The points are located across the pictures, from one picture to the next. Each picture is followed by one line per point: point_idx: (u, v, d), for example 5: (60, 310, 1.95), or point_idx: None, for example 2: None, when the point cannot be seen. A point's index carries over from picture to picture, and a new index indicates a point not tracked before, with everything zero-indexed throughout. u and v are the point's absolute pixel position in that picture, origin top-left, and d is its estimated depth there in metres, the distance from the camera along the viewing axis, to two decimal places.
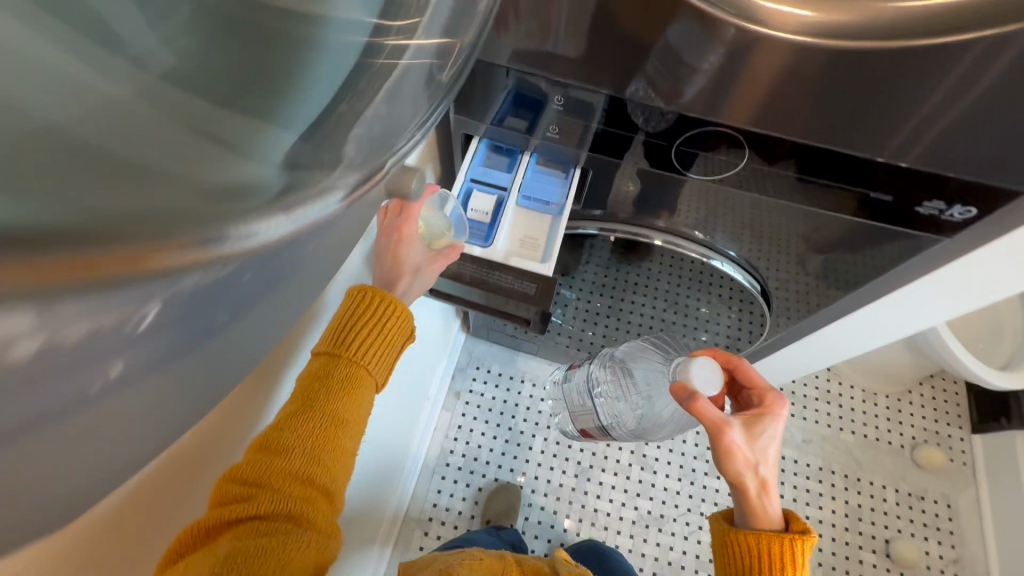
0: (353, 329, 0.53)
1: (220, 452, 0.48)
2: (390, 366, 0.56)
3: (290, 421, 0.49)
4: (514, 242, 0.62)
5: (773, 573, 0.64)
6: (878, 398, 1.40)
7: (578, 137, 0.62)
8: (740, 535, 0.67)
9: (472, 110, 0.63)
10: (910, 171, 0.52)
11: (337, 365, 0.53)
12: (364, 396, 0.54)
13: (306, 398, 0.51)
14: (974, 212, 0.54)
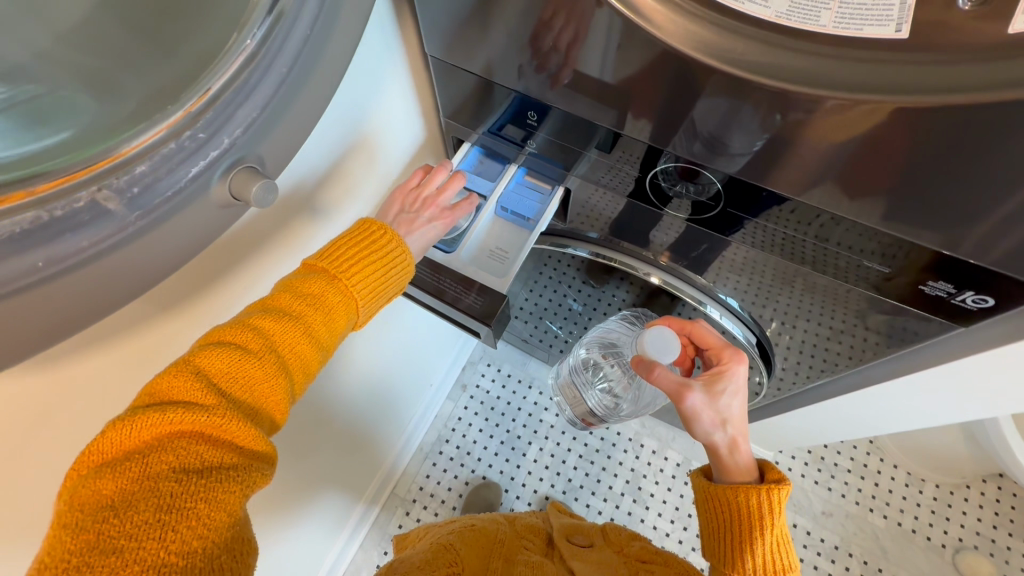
0: (341, 250, 0.52)
1: (144, 360, 0.44)
2: (375, 301, 0.54)
3: (260, 325, 0.46)
4: (485, 250, 0.64)
5: (751, 530, 0.55)
6: (925, 486, 1.23)
7: (615, 180, 0.59)
8: (715, 486, 0.58)
9: (462, 117, 0.63)
10: (915, 249, 0.46)
11: (330, 284, 0.50)
12: (343, 324, 0.51)
13: (290, 304, 0.48)
14: (992, 302, 0.47)
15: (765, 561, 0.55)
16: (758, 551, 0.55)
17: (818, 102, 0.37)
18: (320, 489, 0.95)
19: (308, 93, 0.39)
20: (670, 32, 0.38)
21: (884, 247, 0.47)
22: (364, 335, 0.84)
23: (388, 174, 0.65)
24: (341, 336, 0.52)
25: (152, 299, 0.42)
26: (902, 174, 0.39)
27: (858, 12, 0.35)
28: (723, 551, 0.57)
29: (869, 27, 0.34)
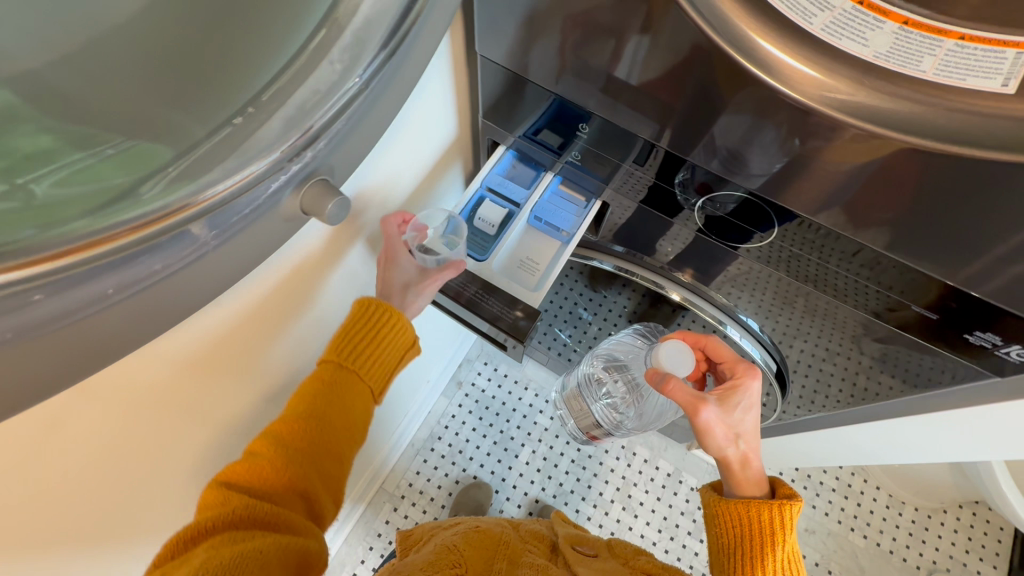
0: (346, 335, 0.57)
1: (164, 413, 0.44)
2: (383, 375, 0.60)
3: (279, 428, 0.54)
4: (513, 261, 0.62)
5: (762, 547, 0.56)
6: (905, 509, 1.26)
7: (630, 185, 0.57)
8: (729, 502, 0.58)
9: (501, 119, 0.60)
10: (972, 301, 0.43)
11: (337, 373, 0.56)
12: (356, 407, 0.57)
13: (300, 402, 0.55)
14: None
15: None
16: (770, 567, 0.55)
17: (924, 159, 0.34)
18: None
19: (371, 102, 0.36)
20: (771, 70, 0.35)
21: (932, 295, 0.46)
22: None
23: (418, 172, 0.62)
24: (362, 420, 0.58)
25: (176, 360, 0.41)
26: (992, 241, 0.37)
27: (964, 62, 0.32)
28: (734, 566, 0.57)
29: (973, 79, 0.32)
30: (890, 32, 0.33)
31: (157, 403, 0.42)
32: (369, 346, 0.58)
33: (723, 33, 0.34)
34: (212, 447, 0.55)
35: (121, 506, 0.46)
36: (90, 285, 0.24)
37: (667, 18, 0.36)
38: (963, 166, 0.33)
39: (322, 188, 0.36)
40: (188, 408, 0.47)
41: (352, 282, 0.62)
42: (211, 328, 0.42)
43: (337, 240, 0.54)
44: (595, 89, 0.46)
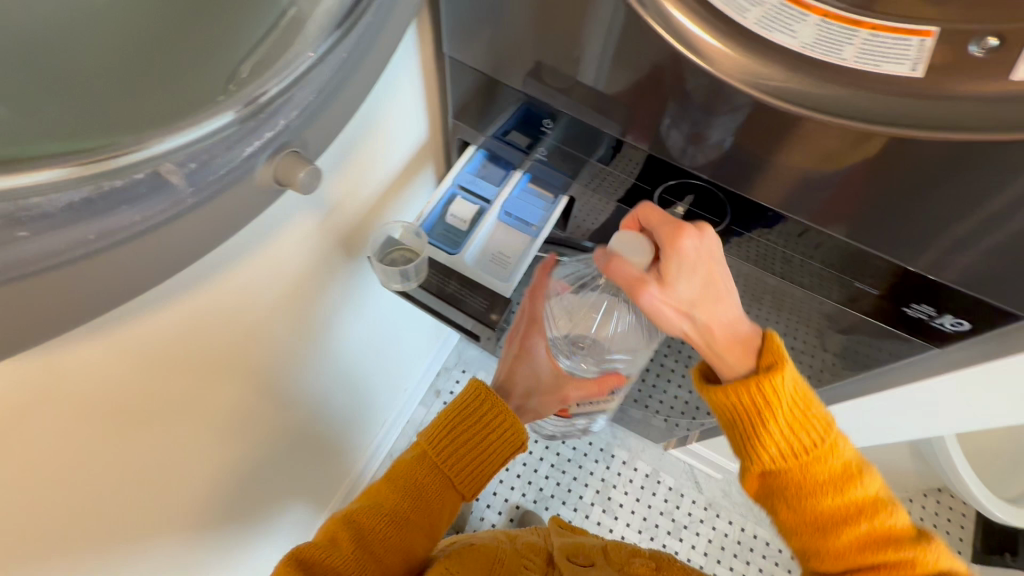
0: (455, 431, 0.58)
1: (138, 408, 0.47)
2: (485, 475, 0.58)
3: (354, 516, 0.53)
4: (484, 255, 0.63)
5: (760, 418, 0.46)
6: None
7: (605, 185, 0.60)
8: (711, 386, 0.49)
9: (470, 119, 0.63)
10: (906, 272, 0.46)
11: (429, 470, 0.56)
12: (442, 501, 0.56)
13: (389, 495, 0.55)
14: (967, 326, 0.48)
15: (789, 442, 0.46)
16: (778, 434, 0.46)
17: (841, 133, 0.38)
18: (287, 495, 0.91)
19: (341, 91, 0.38)
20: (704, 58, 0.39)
21: (873, 270, 0.49)
22: (351, 336, 0.82)
23: (392, 170, 0.64)
24: (444, 513, 0.56)
25: (149, 360, 0.46)
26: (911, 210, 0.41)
27: (878, 49, 0.35)
28: (741, 450, 0.48)
29: (887, 65, 0.35)
30: (813, 24, 0.36)
31: (124, 366, 0.44)
32: (473, 441, 0.58)
33: (657, 21, 0.39)
34: (193, 442, 0.58)
35: (82, 486, 0.46)
36: (63, 229, 0.27)
37: (607, 9, 0.40)
38: (870, 138, 0.37)
39: (291, 160, 0.36)
40: (163, 409, 0.51)
41: (323, 279, 0.64)
42: (180, 327, 0.47)
43: (310, 234, 0.57)
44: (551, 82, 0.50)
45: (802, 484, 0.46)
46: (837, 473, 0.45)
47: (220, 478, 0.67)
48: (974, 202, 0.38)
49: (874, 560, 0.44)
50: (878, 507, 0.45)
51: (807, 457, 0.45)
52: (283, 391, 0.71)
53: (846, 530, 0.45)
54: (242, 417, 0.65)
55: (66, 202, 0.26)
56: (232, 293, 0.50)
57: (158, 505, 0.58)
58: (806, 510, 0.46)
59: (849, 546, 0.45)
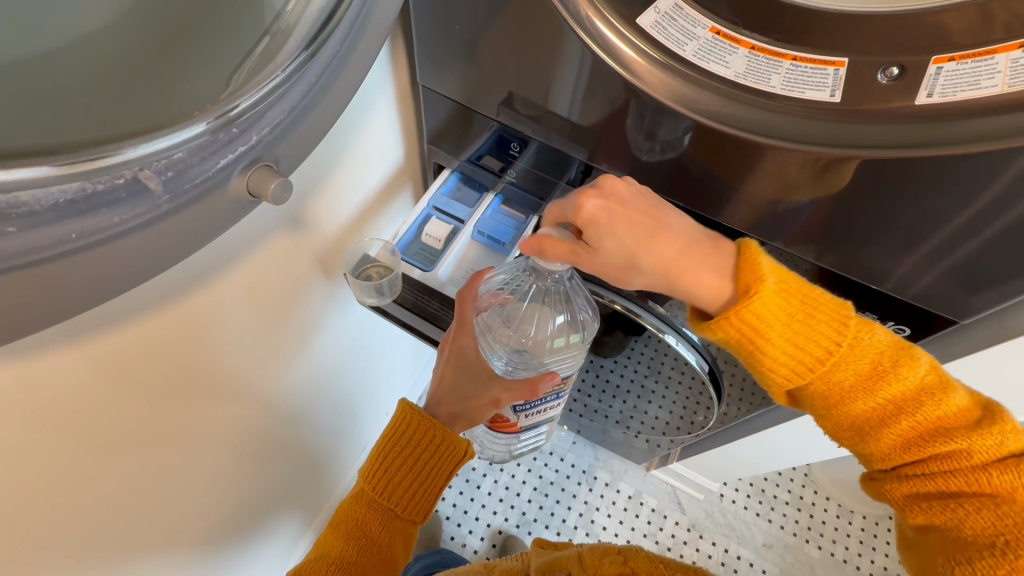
0: (389, 462, 0.58)
1: (116, 415, 0.49)
2: (432, 495, 0.59)
3: (311, 565, 0.53)
4: (458, 270, 0.65)
5: (767, 346, 0.47)
6: (854, 517, 1.30)
7: None
8: (699, 323, 0.49)
9: (446, 144, 0.66)
10: (848, 279, 0.50)
11: (369, 504, 0.57)
12: (388, 534, 0.56)
13: (334, 543, 0.55)
14: (909, 330, 0.52)
15: (804, 360, 0.47)
16: (789, 355, 0.47)
17: (771, 151, 0.42)
18: (265, 519, 0.90)
19: (317, 114, 0.42)
20: (650, 83, 0.43)
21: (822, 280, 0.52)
22: (331, 355, 0.83)
23: (369, 190, 0.67)
24: (397, 544, 0.57)
25: (132, 366, 0.47)
26: (840, 219, 0.45)
27: (801, 78, 0.39)
28: (761, 375, 0.49)
29: (810, 91, 0.39)
30: (742, 55, 0.40)
31: (105, 368, 0.45)
32: (410, 468, 0.58)
33: (605, 49, 0.43)
34: (170, 456, 0.58)
35: (52, 493, 0.46)
36: (47, 227, 0.29)
37: (564, 40, 0.45)
38: (798, 155, 0.41)
39: (264, 174, 0.38)
40: (141, 418, 0.52)
41: (300, 295, 0.66)
42: (160, 335, 0.48)
43: (285, 250, 0.59)
44: (512, 104, 0.54)
45: (830, 397, 0.47)
46: (866, 371, 0.46)
47: (190, 500, 0.66)
48: (893, 210, 0.42)
49: (926, 442, 0.46)
50: (923, 390, 0.46)
51: (827, 368, 0.46)
52: (260, 409, 0.71)
53: (889, 423, 0.47)
54: (216, 436, 0.65)
55: (66, 198, 0.29)
56: (212, 304, 0.52)
57: (120, 525, 0.56)
58: (842, 414, 0.48)
59: (898, 434, 0.46)
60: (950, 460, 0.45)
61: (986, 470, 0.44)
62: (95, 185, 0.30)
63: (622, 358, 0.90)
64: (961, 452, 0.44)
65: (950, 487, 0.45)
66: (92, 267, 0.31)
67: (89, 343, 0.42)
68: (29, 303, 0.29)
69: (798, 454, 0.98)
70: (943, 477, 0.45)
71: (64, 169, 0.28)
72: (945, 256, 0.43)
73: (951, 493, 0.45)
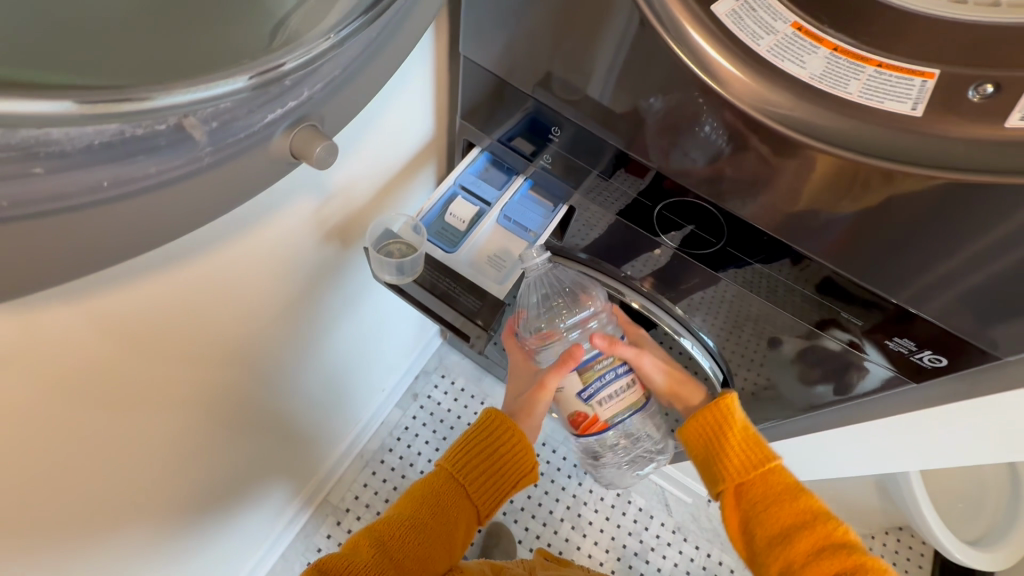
0: (476, 451, 0.55)
1: (116, 375, 0.47)
2: (506, 492, 0.55)
3: (380, 532, 0.50)
4: (482, 256, 0.64)
5: (724, 444, 0.59)
6: None
7: (607, 196, 0.59)
8: (684, 426, 0.63)
9: (479, 121, 0.63)
10: (886, 301, 0.47)
11: (447, 480, 0.54)
12: (460, 518, 0.53)
13: (408, 504, 0.52)
14: (945, 362, 0.49)
15: (743, 461, 0.58)
16: (737, 455, 0.58)
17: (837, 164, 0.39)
18: (254, 486, 0.89)
19: (363, 79, 0.39)
20: (715, 77, 0.40)
21: (862, 301, 0.49)
22: (336, 328, 0.81)
23: (394, 163, 0.65)
24: (463, 533, 0.54)
25: (137, 327, 0.45)
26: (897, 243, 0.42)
27: (883, 87, 0.37)
28: (706, 461, 0.61)
29: (890, 102, 0.37)
30: (823, 55, 0.38)
31: (111, 327, 0.43)
32: (493, 461, 0.55)
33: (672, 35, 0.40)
34: (166, 419, 0.57)
35: (45, 451, 0.44)
36: (77, 171, 0.27)
37: (627, 22, 0.41)
38: (865, 172, 0.38)
39: (309, 134, 0.36)
40: (142, 378, 0.50)
41: (313, 264, 0.64)
42: (168, 298, 0.46)
43: (305, 219, 0.57)
44: (549, 87, 0.51)
45: (761, 495, 0.56)
46: (801, 519, 0.54)
47: (185, 461, 0.65)
48: (958, 240, 0.39)
49: (833, 550, 0.51)
50: (848, 546, 0.52)
51: (766, 470, 0.57)
52: (260, 378, 0.70)
53: (802, 532, 0.53)
54: (215, 401, 0.63)
55: (101, 140, 0.27)
56: (223, 268, 0.50)
57: (115, 483, 0.55)
58: (767, 522, 0.55)
59: (805, 547, 0.52)
60: (847, 568, 0.50)
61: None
62: (136, 129, 0.28)
63: None
64: (860, 568, 0.50)
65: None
66: (115, 221, 0.29)
67: (97, 300, 0.40)
68: (45, 256, 0.27)
69: None
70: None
71: (88, 108, 0.25)
72: (1006, 294, 0.40)
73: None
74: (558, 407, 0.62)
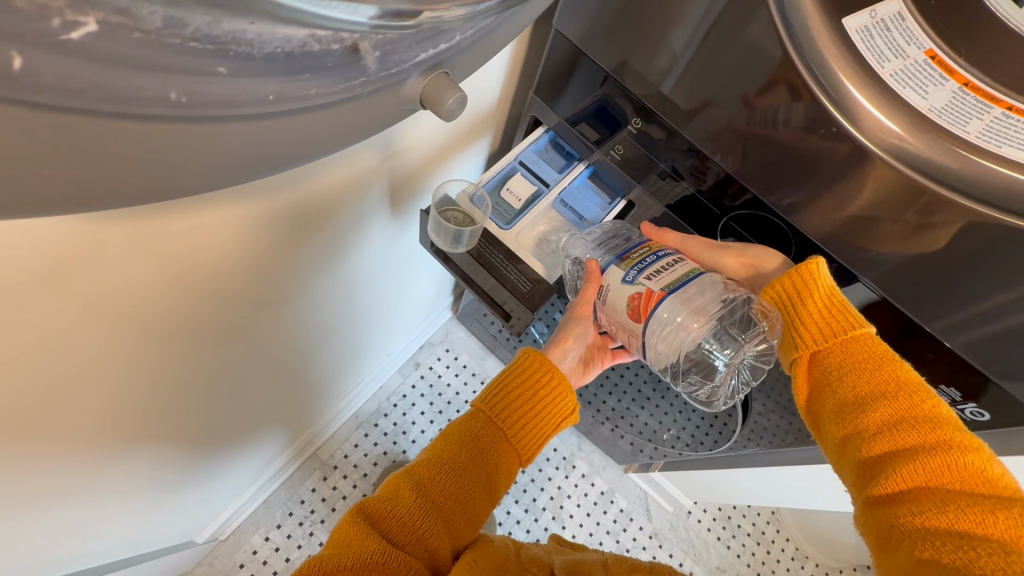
0: (512, 393, 0.53)
1: (155, 295, 0.45)
2: (541, 441, 0.54)
3: (419, 470, 0.48)
4: (532, 236, 0.63)
5: (802, 309, 0.50)
6: (806, 563, 1.33)
7: (671, 192, 0.57)
8: (763, 290, 0.53)
9: (551, 99, 0.61)
10: (944, 348, 0.46)
11: (484, 424, 0.52)
12: (499, 463, 0.51)
13: (447, 450, 0.50)
14: (986, 418, 0.49)
15: (823, 328, 0.49)
16: (814, 321, 0.50)
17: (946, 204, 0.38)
18: (253, 430, 0.88)
19: (501, 32, 0.35)
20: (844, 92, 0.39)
21: (919, 344, 0.48)
22: (361, 286, 0.80)
23: (457, 126, 0.63)
24: (502, 481, 0.51)
25: (188, 250, 0.44)
26: (980, 293, 0.42)
27: (1004, 131, 0.39)
28: (779, 328, 0.52)
29: (1009, 147, 0.39)
30: (949, 89, 0.40)
31: (165, 245, 0.41)
32: (529, 404, 0.53)
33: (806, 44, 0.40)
34: (190, 348, 0.55)
35: (78, 361, 0.43)
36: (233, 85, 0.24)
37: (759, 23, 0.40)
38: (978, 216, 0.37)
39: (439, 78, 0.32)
40: (179, 301, 0.48)
41: (356, 217, 0.62)
42: (220, 225, 0.45)
43: (364, 170, 0.55)
44: (621, 77, 0.52)
45: (840, 367, 0.48)
46: (886, 390, 0.46)
47: (198, 394, 0.64)
48: None
49: (921, 430, 0.43)
50: (939, 420, 0.44)
51: (848, 338, 0.49)
52: (282, 322, 0.68)
53: (884, 405, 0.45)
54: (238, 337, 0.62)
55: (284, 51, 0.24)
56: (277, 203, 0.49)
57: (133, 404, 0.55)
58: (841, 391, 0.48)
59: (882, 419, 0.45)
60: (937, 451, 0.42)
61: (996, 510, 0.38)
62: (311, 45, 0.24)
63: None
64: (945, 444, 0.42)
65: (957, 513, 0.39)
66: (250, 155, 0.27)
67: (161, 217, 0.39)
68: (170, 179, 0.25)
69: (786, 499, 0.98)
70: (903, 454, 0.43)
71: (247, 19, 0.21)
72: None
73: (935, 487, 0.41)
74: (609, 311, 0.55)
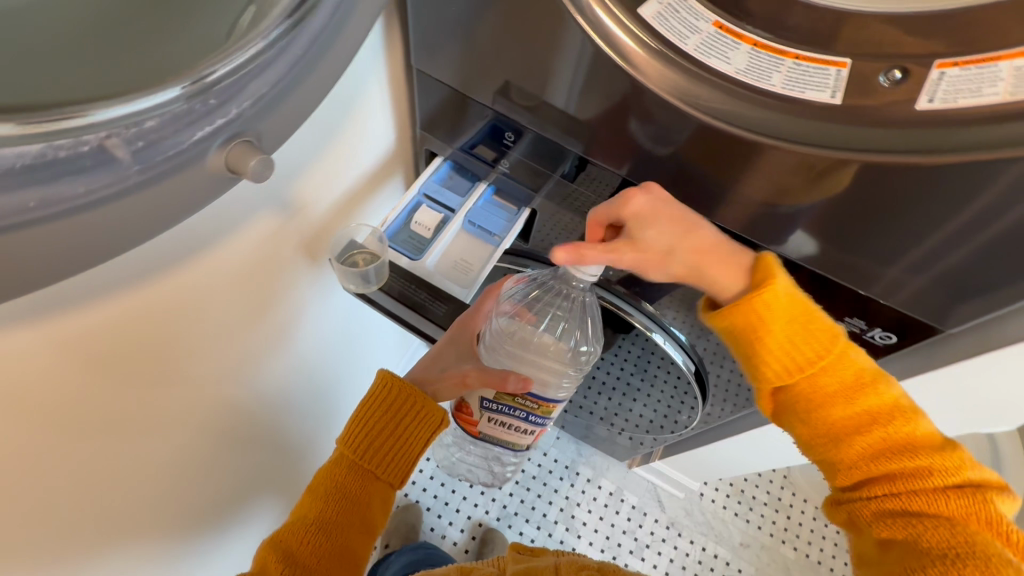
0: (368, 432, 0.58)
1: (95, 389, 0.47)
2: (407, 463, 0.60)
3: (289, 536, 0.53)
4: (447, 261, 0.66)
5: (762, 345, 0.51)
6: (830, 519, 1.31)
7: (577, 205, 0.61)
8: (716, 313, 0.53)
9: (439, 130, 0.65)
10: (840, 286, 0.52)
11: (348, 468, 0.57)
12: (367, 501, 0.57)
13: (312, 506, 0.56)
14: (894, 338, 0.54)
15: (787, 365, 0.50)
16: (780, 358, 0.51)
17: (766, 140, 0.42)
18: (242, 504, 0.88)
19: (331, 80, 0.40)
20: (651, 76, 0.45)
21: (821, 285, 0.53)
22: (314, 342, 0.82)
23: (355, 172, 0.66)
24: (375, 514, 0.58)
25: (113, 338, 0.46)
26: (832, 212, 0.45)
27: (802, 77, 0.41)
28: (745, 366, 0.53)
29: (811, 91, 0.41)
30: (745, 51, 0.42)
31: (86, 336, 0.44)
32: (388, 439, 0.59)
33: (606, 38, 0.45)
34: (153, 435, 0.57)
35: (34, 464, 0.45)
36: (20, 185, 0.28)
37: (564, 27, 0.45)
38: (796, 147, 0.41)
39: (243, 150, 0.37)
40: (123, 392, 0.50)
41: (283, 277, 0.65)
42: (142, 309, 0.47)
43: (269, 233, 0.58)
44: (508, 94, 0.54)
45: (814, 398, 0.51)
46: (855, 415, 0.49)
47: (169, 484, 0.65)
48: (890, 205, 0.42)
49: (892, 455, 0.48)
50: (902, 436, 0.48)
51: (814, 370, 0.50)
52: (242, 391, 0.70)
53: (856, 432, 0.50)
54: (201, 415, 0.64)
55: (21, 163, 0.28)
56: (195, 278, 0.51)
57: (108, 502, 0.56)
58: (812, 421, 0.51)
59: (857, 449, 0.49)
60: (907, 469, 0.48)
61: (951, 497, 0.46)
62: (57, 150, 0.29)
63: (609, 355, 0.90)
64: (906, 456, 0.48)
65: (921, 504, 0.47)
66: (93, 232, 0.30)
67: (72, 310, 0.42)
68: None
69: (778, 456, 0.99)
70: (877, 474, 0.49)
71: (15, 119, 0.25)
72: (948, 255, 0.43)
73: (900, 490, 0.48)
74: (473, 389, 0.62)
